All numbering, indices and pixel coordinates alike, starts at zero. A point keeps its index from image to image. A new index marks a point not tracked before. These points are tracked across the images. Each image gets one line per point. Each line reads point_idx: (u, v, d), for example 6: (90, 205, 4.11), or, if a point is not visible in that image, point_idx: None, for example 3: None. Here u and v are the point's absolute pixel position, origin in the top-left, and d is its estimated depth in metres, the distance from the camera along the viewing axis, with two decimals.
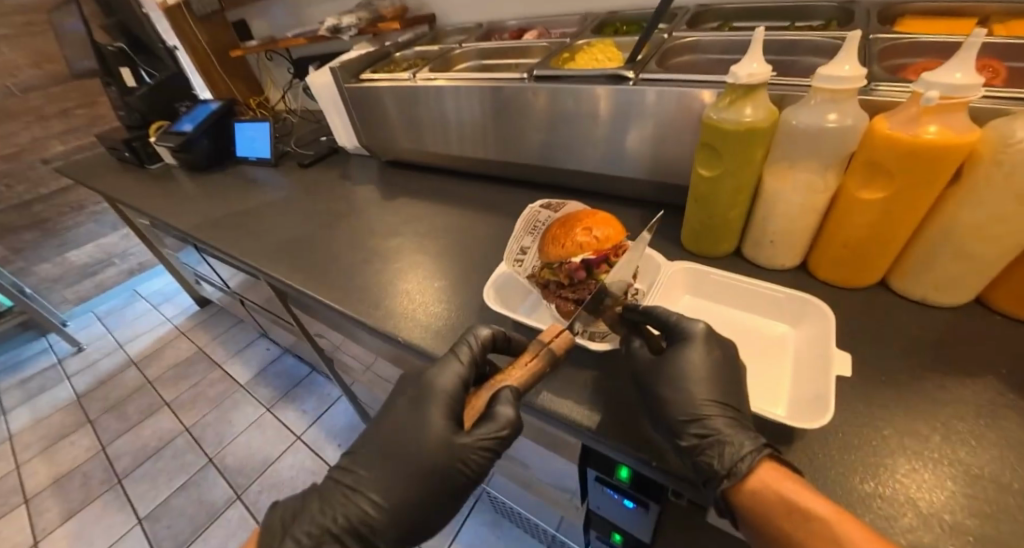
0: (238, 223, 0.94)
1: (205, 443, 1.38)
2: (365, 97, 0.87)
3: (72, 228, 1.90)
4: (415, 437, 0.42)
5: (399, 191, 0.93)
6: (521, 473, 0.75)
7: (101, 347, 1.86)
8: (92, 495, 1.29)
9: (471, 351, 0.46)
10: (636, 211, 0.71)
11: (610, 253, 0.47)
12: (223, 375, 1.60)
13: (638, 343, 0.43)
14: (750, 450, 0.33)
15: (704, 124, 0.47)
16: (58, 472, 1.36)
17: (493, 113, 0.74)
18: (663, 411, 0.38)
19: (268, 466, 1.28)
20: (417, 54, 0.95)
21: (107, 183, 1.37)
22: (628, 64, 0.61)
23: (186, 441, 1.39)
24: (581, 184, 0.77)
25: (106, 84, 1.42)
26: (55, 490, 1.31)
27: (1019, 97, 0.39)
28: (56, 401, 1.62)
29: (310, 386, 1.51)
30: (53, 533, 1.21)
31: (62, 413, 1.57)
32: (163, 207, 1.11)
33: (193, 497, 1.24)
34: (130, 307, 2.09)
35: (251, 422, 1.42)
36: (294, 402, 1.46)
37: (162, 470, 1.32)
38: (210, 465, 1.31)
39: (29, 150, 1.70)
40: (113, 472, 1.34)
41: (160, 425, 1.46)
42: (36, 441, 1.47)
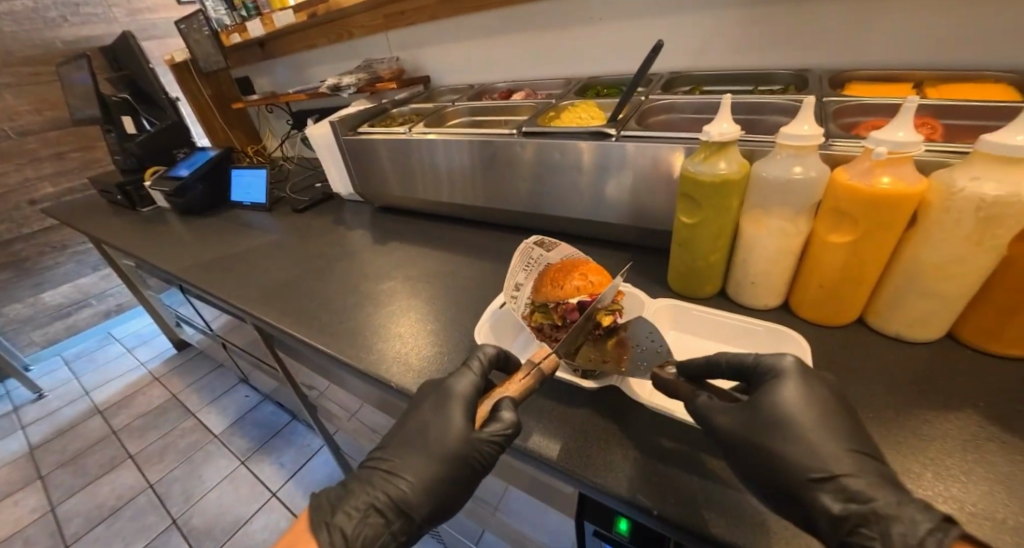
0: (230, 263, 0.94)
1: (170, 501, 1.27)
2: (362, 147, 0.91)
3: (51, 268, 1.86)
4: (438, 429, 0.42)
5: (392, 235, 0.95)
6: (512, 529, 0.71)
7: (65, 394, 1.75)
8: None
9: (482, 363, 0.46)
10: (623, 254, 0.74)
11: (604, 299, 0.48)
12: (195, 425, 1.52)
13: (706, 396, 0.37)
14: (929, 527, 0.28)
15: (683, 176, 0.50)
16: None
17: (483, 162, 0.78)
18: (787, 473, 0.33)
19: (237, 527, 1.18)
20: (413, 110, 1.01)
21: (95, 225, 1.37)
22: (610, 122, 0.67)
23: (148, 498, 1.29)
24: (569, 230, 0.80)
25: (107, 131, 1.47)
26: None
27: (958, 151, 0.44)
28: (8, 454, 1.50)
29: (288, 438, 1.43)
30: None
31: (12, 468, 1.44)
32: (152, 248, 1.10)
33: None
34: (103, 350, 2.00)
35: (223, 477, 1.32)
36: (270, 454, 1.38)
37: (117, 534, 1.20)
38: (173, 527, 1.20)
39: (17, 191, 1.70)
40: (61, 538, 1.21)
41: (121, 481, 1.35)
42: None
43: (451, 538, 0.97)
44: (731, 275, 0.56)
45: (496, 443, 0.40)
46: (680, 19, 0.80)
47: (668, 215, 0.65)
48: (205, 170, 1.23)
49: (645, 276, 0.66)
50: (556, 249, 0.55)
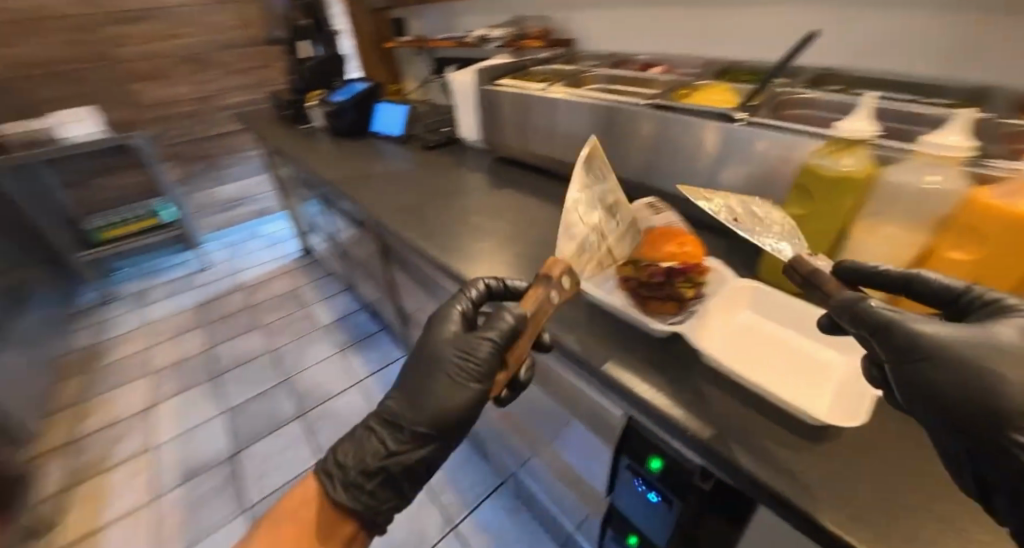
0: (369, 182, 1.13)
1: (285, 365, 1.60)
2: (497, 97, 1.00)
3: (228, 167, 2.33)
4: (433, 344, 0.49)
5: (504, 184, 1.06)
6: (558, 456, 0.81)
7: (223, 268, 2.22)
8: (196, 382, 1.56)
9: (473, 295, 0.53)
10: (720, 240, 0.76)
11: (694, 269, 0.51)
12: (310, 313, 1.85)
13: (875, 301, 0.32)
14: None
15: (805, 168, 0.52)
16: (177, 358, 1.67)
17: (604, 128, 0.83)
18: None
19: (329, 398, 1.46)
20: (552, 70, 1.07)
21: (269, 133, 1.68)
22: (741, 108, 0.68)
23: (272, 358, 1.63)
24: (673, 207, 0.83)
25: (288, 56, 1.76)
26: (171, 371, 1.61)
27: None
28: (182, 305, 1.97)
29: (375, 343, 1.68)
30: (165, 402, 1.49)
31: (189, 313, 1.91)
32: (311, 159, 1.34)
33: (268, 405, 1.45)
34: (251, 240, 2.44)
35: (324, 358, 1.62)
36: (361, 351, 1.64)
37: (247, 377, 1.56)
38: (285, 384, 1.52)
39: (215, 96, 2.14)
40: (215, 368, 1.61)
41: (255, 341, 1.72)
42: (168, 330, 1.82)
43: (498, 454, 1.10)
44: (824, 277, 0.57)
45: (493, 341, 0.45)
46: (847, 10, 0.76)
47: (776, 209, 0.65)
48: (357, 99, 1.43)
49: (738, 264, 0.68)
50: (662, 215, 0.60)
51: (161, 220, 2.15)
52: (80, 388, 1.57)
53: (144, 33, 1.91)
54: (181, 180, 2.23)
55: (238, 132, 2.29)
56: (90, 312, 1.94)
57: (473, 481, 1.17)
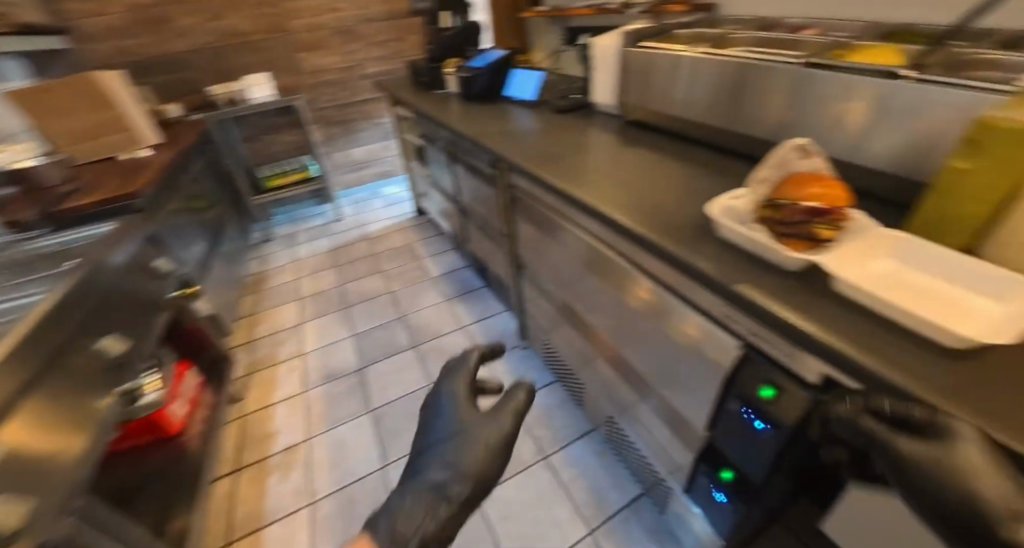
0: (510, 134, 1.25)
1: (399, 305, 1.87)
2: (632, 61, 1.04)
3: (359, 132, 2.69)
4: None
5: (635, 143, 1.05)
6: (651, 414, 0.93)
7: (351, 223, 2.59)
8: (329, 309, 1.89)
9: None
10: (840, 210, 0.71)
11: (835, 212, 0.53)
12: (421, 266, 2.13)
13: None
14: None
15: (978, 122, 0.51)
16: (317, 289, 2.04)
17: (733, 93, 0.86)
18: None
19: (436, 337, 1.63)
20: (695, 33, 1.01)
21: (405, 95, 1.87)
22: (905, 65, 0.65)
23: (387, 298, 1.91)
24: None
25: (429, 23, 1.93)
26: (312, 299, 1.97)
27: None
28: (319, 247, 2.38)
29: (477, 300, 1.81)
30: (307, 321, 1.83)
31: (323, 254, 2.32)
32: (443, 117, 1.53)
33: (387, 334, 1.69)
34: (372, 200, 2.78)
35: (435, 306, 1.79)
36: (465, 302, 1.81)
37: (369, 313, 1.81)
38: (398, 319, 1.78)
39: (357, 66, 2.50)
40: (344, 300, 1.93)
41: (374, 283, 2.03)
42: (310, 266, 2.24)
43: (587, 404, 1.23)
44: (984, 239, 0.55)
45: None
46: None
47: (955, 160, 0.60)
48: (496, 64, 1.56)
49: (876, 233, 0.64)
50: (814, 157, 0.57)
51: (311, 175, 2.52)
52: (252, 303, 1.99)
53: (312, 10, 2.28)
54: (324, 141, 2.62)
55: (374, 100, 2.63)
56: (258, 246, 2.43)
57: (568, 422, 1.30)
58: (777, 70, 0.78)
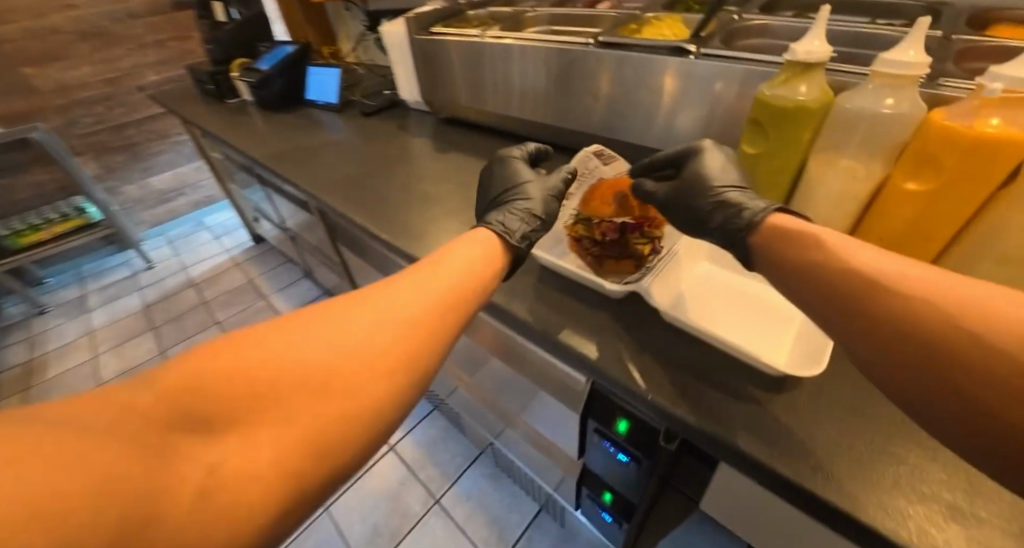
0: (318, 152, 1.05)
1: None
2: (434, 48, 0.90)
3: (155, 155, 2.09)
4: None
5: (458, 148, 0.96)
6: (522, 439, 0.88)
7: (168, 266, 2.08)
8: None
9: None
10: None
11: (647, 223, 0.49)
12: (268, 305, 1.83)
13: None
14: None
15: (755, 101, 0.47)
16: (126, 366, 1.60)
17: (552, 80, 0.75)
18: None
19: None
20: (489, 14, 0.93)
21: (191, 112, 1.50)
22: (692, 38, 0.60)
23: None
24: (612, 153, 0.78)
25: (200, 18, 1.55)
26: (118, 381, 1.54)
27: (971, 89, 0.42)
28: (129, 307, 1.87)
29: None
30: None
31: (132, 317, 1.82)
32: (238, 138, 1.22)
33: None
34: (195, 235, 2.28)
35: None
36: None
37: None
38: None
39: (128, 75, 1.90)
40: None
41: (211, 340, 1.69)
42: (111, 337, 1.73)
43: (470, 428, 1.16)
44: None
45: None
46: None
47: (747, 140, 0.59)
48: (284, 65, 1.35)
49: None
50: (612, 164, 0.57)
51: (90, 219, 1.93)
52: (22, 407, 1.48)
53: (31, 8, 1.61)
54: (101, 175, 1.98)
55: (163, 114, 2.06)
56: (25, 326, 1.80)
57: (456, 451, 1.26)
58: (574, 53, 0.70)
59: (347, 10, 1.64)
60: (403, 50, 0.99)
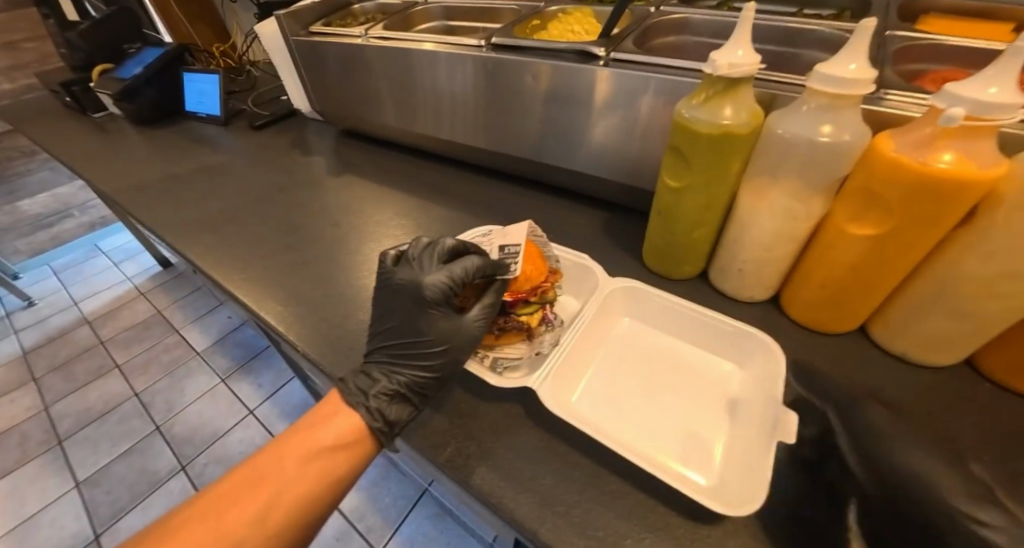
0: (192, 181, 0.87)
1: (154, 411, 1.39)
2: (316, 52, 0.76)
3: (23, 175, 1.75)
4: None
5: (359, 171, 0.82)
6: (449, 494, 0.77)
7: (54, 303, 1.78)
8: (27, 456, 1.29)
9: None
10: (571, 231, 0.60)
11: (528, 295, 0.41)
12: (179, 341, 1.61)
13: None
14: None
15: (674, 124, 0.39)
16: None
17: (445, 88, 0.64)
18: None
19: (217, 438, 1.31)
20: (379, 8, 0.82)
21: (45, 132, 1.24)
22: (601, 39, 0.50)
23: (134, 406, 1.40)
24: (528, 173, 0.68)
25: (46, 16, 1.27)
26: None
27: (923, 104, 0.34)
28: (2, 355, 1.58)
29: (266, 361, 1.52)
30: None
31: (6, 368, 1.53)
32: (98, 165, 1.01)
33: (137, 465, 1.26)
34: (89, 262, 1.97)
35: (205, 390, 1.44)
36: (249, 374, 1.49)
37: (105, 435, 1.33)
38: (156, 433, 1.33)
39: None
40: (54, 434, 1.34)
41: (108, 389, 1.46)
42: None
43: (409, 470, 1.06)
44: (713, 259, 0.46)
45: None
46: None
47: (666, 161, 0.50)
48: (154, 70, 1.13)
49: (609, 260, 0.54)
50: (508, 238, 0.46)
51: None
52: None
53: None
54: None
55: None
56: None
57: (397, 492, 1.14)
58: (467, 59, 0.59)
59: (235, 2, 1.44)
60: (281, 53, 0.83)
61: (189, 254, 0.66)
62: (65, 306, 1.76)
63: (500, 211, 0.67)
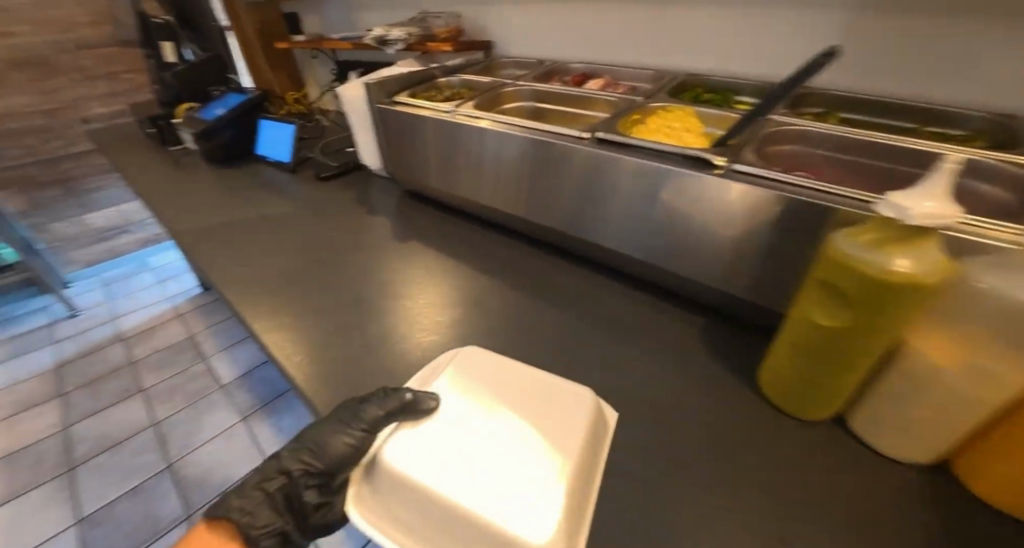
0: (258, 230, 0.87)
1: (171, 445, 1.34)
2: (399, 121, 0.76)
3: (96, 190, 1.85)
4: None
5: (423, 238, 0.80)
6: None
7: (97, 315, 1.78)
8: (41, 479, 1.24)
9: None
10: (660, 336, 0.54)
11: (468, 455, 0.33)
12: (207, 370, 1.58)
13: None
14: None
15: (827, 257, 0.34)
16: (14, 446, 1.31)
17: (536, 170, 0.61)
18: None
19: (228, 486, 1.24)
20: (465, 83, 0.84)
21: (125, 160, 1.30)
22: (717, 146, 0.48)
23: (151, 437, 1.36)
24: (608, 261, 0.64)
25: (147, 57, 1.38)
26: (5, 467, 1.26)
27: None
28: (37, 366, 1.55)
29: (286, 404, 1.47)
30: None
31: (39, 381, 1.50)
32: (170, 201, 1.04)
33: (142, 506, 1.19)
34: (135, 277, 1.98)
35: (223, 430, 1.39)
36: (270, 415, 1.44)
37: (118, 467, 1.27)
38: (167, 472, 1.27)
39: (70, 108, 1.70)
40: (69, 458, 1.29)
41: (129, 415, 1.42)
42: (5, 406, 1.42)
43: None
44: (860, 399, 0.40)
45: None
46: (791, 10, 0.63)
47: (789, 280, 0.44)
48: (234, 115, 1.18)
49: (709, 382, 0.48)
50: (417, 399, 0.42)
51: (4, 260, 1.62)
52: None
53: None
54: (27, 212, 1.72)
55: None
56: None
57: None
58: (566, 148, 0.56)
59: (316, 58, 1.48)
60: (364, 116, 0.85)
61: (245, 313, 0.63)
62: (105, 318, 1.77)
63: (576, 300, 0.62)
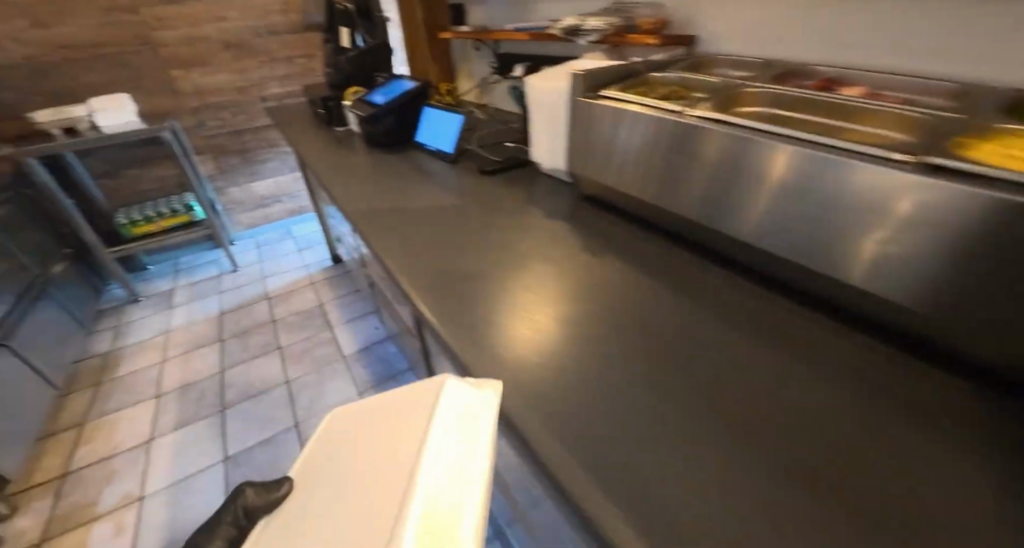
0: (421, 219, 0.84)
1: (298, 405, 1.44)
2: (597, 113, 0.66)
3: (263, 161, 2.10)
4: None
5: (599, 241, 0.66)
6: None
7: (251, 273, 2.01)
8: (200, 414, 1.39)
9: None
10: (910, 386, 0.36)
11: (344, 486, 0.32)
12: (331, 339, 1.69)
13: None
14: None
15: None
16: (188, 379, 1.49)
17: (792, 188, 0.42)
18: None
19: None
20: (681, 79, 0.73)
21: (299, 136, 1.42)
22: None
23: (283, 394, 1.47)
24: (855, 306, 0.42)
25: (327, 41, 1.45)
26: (176, 395, 1.43)
27: None
28: (207, 311, 1.78)
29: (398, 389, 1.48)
30: (164, 436, 1.31)
31: (206, 324, 1.72)
32: (339, 180, 1.09)
33: (271, 457, 1.27)
34: (282, 243, 2.20)
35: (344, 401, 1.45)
36: None
37: (255, 416, 1.40)
38: (293, 430, 1.35)
39: (255, 86, 1.95)
40: (221, 400, 1.44)
41: (268, 369, 1.56)
42: (182, 342, 1.63)
43: None
44: None
45: None
46: None
47: None
48: (401, 103, 1.15)
49: None
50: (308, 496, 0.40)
51: (194, 218, 1.87)
52: (87, 404, 1.39)
53: (188, 18, 1.74)
54: (213, 175, 2.02)
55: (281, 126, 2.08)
56: (112, 310, 1.75)
57: None
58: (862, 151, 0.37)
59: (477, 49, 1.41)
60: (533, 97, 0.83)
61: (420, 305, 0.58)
62: (256, 277, 1.99)
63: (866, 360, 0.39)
